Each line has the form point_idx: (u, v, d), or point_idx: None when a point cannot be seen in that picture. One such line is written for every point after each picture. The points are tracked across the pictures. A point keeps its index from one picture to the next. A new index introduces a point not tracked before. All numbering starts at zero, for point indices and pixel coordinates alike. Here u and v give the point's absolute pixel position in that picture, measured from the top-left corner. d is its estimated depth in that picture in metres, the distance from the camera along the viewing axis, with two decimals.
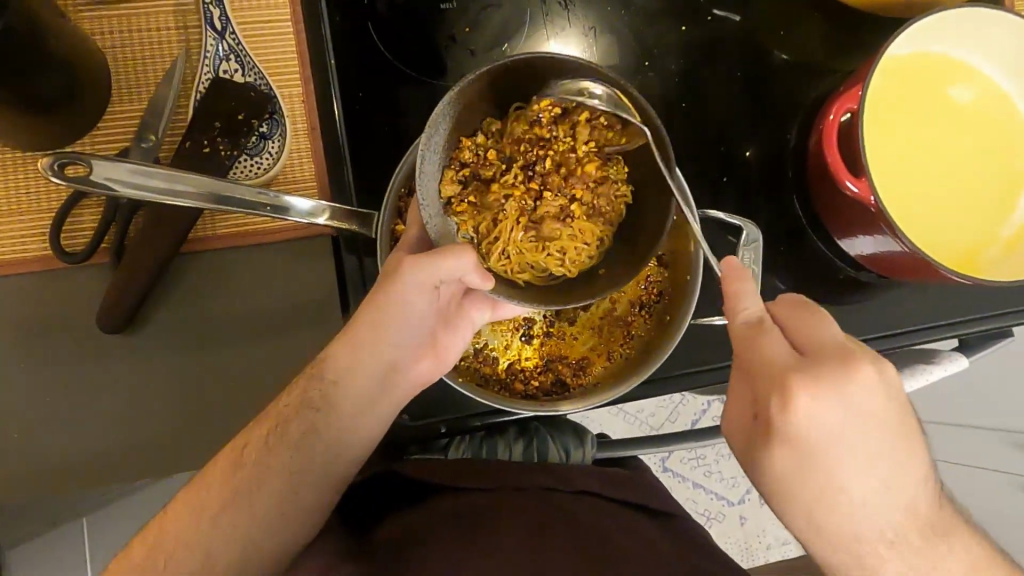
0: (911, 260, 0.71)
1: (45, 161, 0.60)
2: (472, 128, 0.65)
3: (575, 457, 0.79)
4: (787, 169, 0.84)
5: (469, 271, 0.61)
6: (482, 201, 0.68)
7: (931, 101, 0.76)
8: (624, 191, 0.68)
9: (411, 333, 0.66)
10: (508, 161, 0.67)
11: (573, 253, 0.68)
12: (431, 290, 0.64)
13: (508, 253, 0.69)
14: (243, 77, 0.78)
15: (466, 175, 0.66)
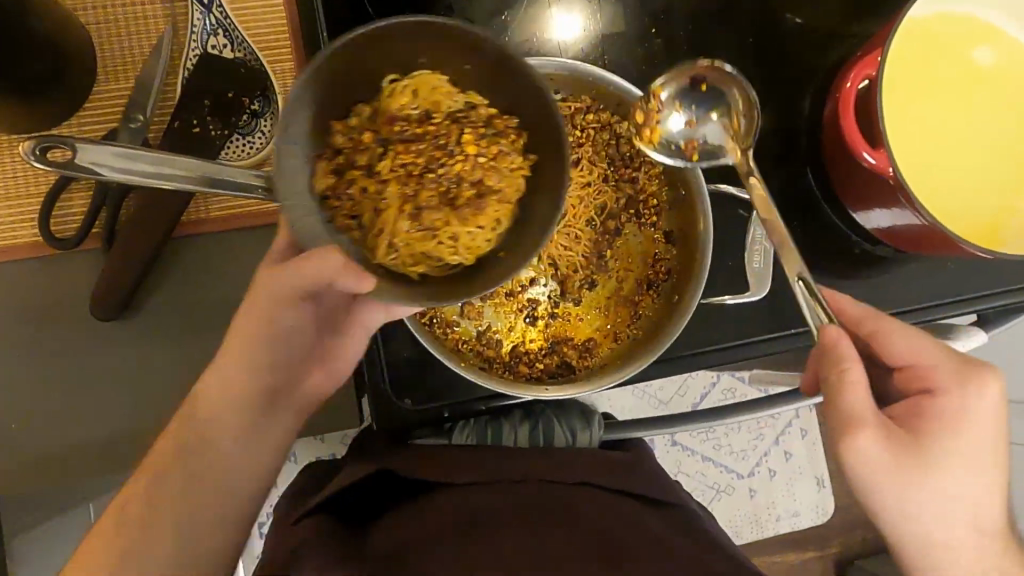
0: (931, 234, 0.68)
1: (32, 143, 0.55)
2: (342, 109, 0.60)
3: (581, 440, 0.77)
4: (801, 139, 0.81)
5: (339, 273, 0.57)
6: (361, 191, 0.61)
7: (949, 65, 0.72)
8: (520, 163, 0.63)
9: (274, 351, 0.67)
10: (382, 146, 0.63)
11: (466, 237, 0.62)
12: (296, 304, 0.63)
13: (396, 248, 0.62)
14: (232, 52, 0.75)
15: (340, 165, 0.60)
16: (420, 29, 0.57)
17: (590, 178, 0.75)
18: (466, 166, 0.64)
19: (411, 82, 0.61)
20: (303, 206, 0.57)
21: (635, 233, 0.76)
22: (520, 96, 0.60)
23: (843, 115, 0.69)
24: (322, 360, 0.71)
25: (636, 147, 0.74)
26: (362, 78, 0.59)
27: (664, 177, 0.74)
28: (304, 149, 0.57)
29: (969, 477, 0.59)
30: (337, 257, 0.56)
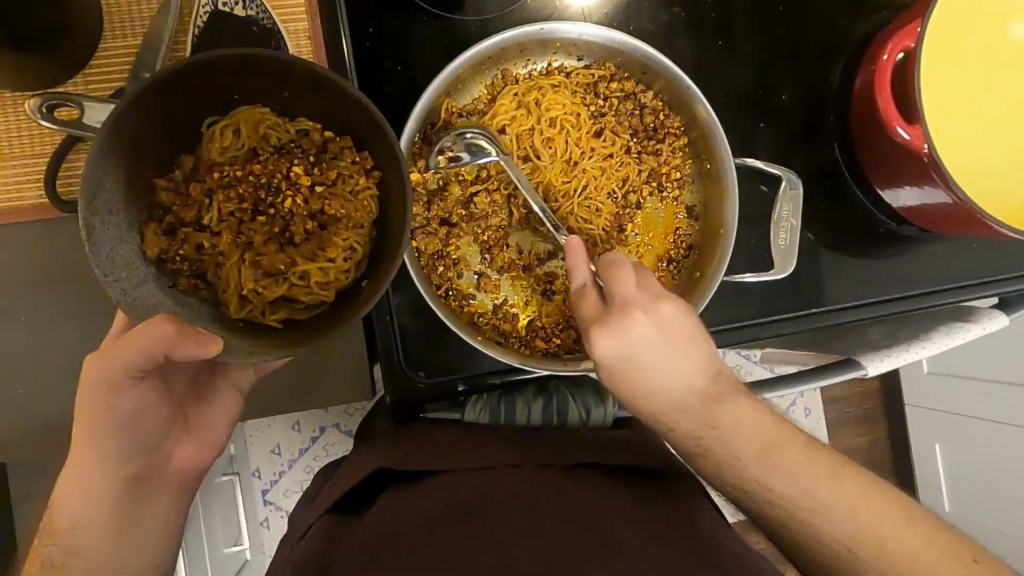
0: (964, 214, 0.66)
1: (31, 103, 0.54)
2: (160, 167, 0.55)
3: (595, 417, 0.77)
4: (829, 113, 0.79)
5: (177, 339, 0.50)
6: (199, 248, 0.57)
7: (989, 39, 0.69)
8: (364, 183, 0.57)
9: (136, 440, 0.59)
10: (210, 195, 0.57)
11: (321, 274, 0.57)
12: (140, 383, 0.56)
13: (248, 296, 0.57)
14: (244, 10, 0.69)
15: (171, 225, 0.55)
16: (255, 67, 0.51)
17: (613, 150, 0.74)
18: (302, 199, 0.58)
19: (231, 122, 0.57)
20: (133, 278, 0.51)
21: (657, 207, 0.74)
22: (348, 115, 0.54)
23: (878, 90, 0.66)
24: (193, 426, 0.66)
25: (661, 118, 0.72)
26: (167, 137, 0.54)
27: (688, 149, 0.72)
28: (126, 216, 0.51)
29: (686, 374, 0.56)
30: (168, 326, 0.50)
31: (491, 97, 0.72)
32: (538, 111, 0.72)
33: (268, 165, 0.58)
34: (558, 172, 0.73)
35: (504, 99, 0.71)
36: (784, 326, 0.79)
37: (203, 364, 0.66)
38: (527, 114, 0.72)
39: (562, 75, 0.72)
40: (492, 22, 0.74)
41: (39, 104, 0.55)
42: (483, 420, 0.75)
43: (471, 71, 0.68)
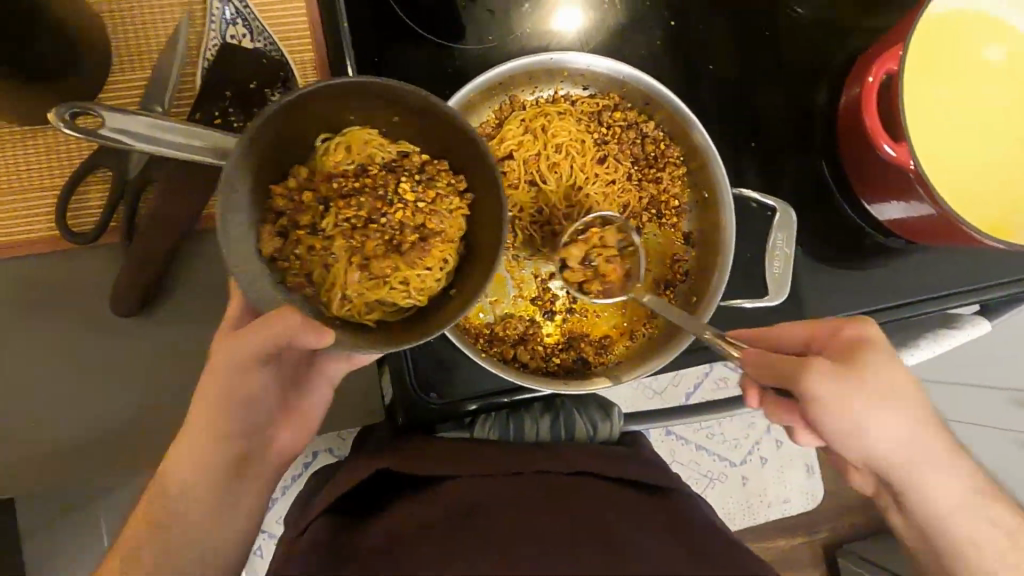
0: (946, 225, 0.69)
1: (54, 111, 0.55)
2: (278, 174, 0.57)
3: (603, 432, 0.77)
4: (815, 131, 0.82)
5: (298, 330, 0.52)
6: (309, 249, 0.59)
7: (960, 61, 0.73)
8: (459, 204, 0.60)
9: (249, 415, 0.63)
10: (323, 202, 0.60)
11: (416, 281, 0.60)
12: (262, 360, 0.58)
13: (348, 298, 0.60)
14: (252, 43, 0.74)
15: (285, 227, 0.57)
16: (376, 93, 0.54)
17: (616, 176, 0.76)
18: (407, 212, 0.61)
19: (343, 140, 0.59)
20: (252, 272, 0.53)
21: (655, 233, 0.76)
22: (453, 145, 0.57)
23: (865, 106, 0.70)
24: (295, 412, 0.69)
25: (662, 148, 0.75)
26: (286, 146, 0.55)
27: (687, 179, 0.75)
28: (251, 215, 0.53)
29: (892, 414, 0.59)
30: (293, 316, 0.51)
31: (498, 121, 0.75)
32: (544, 136, 0.75)
33: (376, 180, 0.61)
34: (562, 197, 0.76)
35: (510, 125, 0.74)
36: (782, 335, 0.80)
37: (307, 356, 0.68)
38: (533, 139, 0.75)
39: (568, 103, 0.75)
40: (493, 49, 0.76)
41: (61, 112, 0.55)
42: (492, 437, 0.74)
43: (482, 96, 0.71)
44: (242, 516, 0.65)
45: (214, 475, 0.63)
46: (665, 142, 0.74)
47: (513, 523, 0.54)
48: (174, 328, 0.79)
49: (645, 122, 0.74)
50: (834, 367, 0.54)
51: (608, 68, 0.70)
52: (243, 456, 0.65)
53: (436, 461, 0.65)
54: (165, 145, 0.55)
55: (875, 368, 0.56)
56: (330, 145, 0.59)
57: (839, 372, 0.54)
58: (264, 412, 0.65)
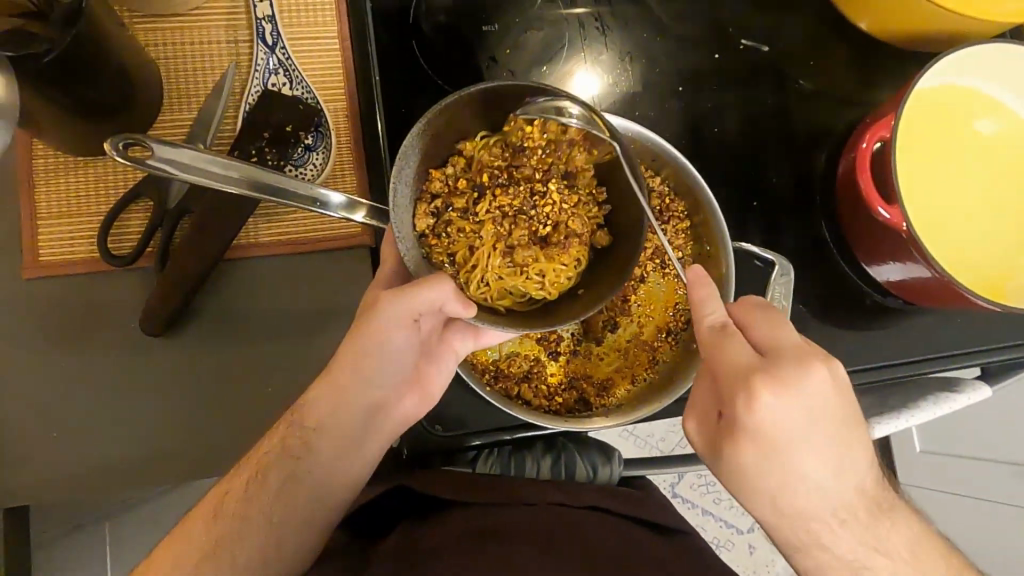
0: (941, 286, 0.71)
1: (108, 142, 0.61)
2: (441, 158, 0.62)
3: (603, 475, 0.78)
4: (815, 194, 0.86)
5: (447, 299, 0.59)
6: (459, 230, 0.65)
7: (955, 132, 0.77)
8: (597, 213, 0.66)
9: (390, 371, 0.66)
10: (479, 189, 0.65)
11: (552, 275, 0.65)
12: (409, 322, 0.62)
13: (486, 280, 0.66)
14: (291, 90, 0.82)
15: (438, 207, 0.63)
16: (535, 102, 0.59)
17: None
18: (553, 209, 0.66)
19: (501, 138, 0.63)
20: (409, 242, 0.61)
21: (659, 282, 0.79)
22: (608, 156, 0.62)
23: (860, 171, 0.74)
24: (422, 379, 0.69)
25: (667, 203, 0.78)
26: (454, 132, 0.61)
27: (691, 233, 0.78)
28: (412, 194, 0.61)
29: (831, 462, 0.57)
30: (447, 283, 0.59)
31: None
32: None
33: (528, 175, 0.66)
34: None
35: None
36: None
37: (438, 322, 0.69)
38: None
39: None
40: None
41: (116, 141, 0.61)
42: (495, 472, 0.76)
43: None
44: (361, 463, 0.67)
45: (349, 419, 0.65)
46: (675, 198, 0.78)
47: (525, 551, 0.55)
48: (196, 355, 0.83)
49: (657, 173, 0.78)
50: (714, 436, 0.59)
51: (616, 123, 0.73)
52: (374, 407, 0.67)
53: (438, 493, 0.65)
54: (205, 175, 0.60)
55: (759, 460, 0.56)
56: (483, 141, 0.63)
57: (703, 440, 0.61)
58: (396, 372, 0.66)
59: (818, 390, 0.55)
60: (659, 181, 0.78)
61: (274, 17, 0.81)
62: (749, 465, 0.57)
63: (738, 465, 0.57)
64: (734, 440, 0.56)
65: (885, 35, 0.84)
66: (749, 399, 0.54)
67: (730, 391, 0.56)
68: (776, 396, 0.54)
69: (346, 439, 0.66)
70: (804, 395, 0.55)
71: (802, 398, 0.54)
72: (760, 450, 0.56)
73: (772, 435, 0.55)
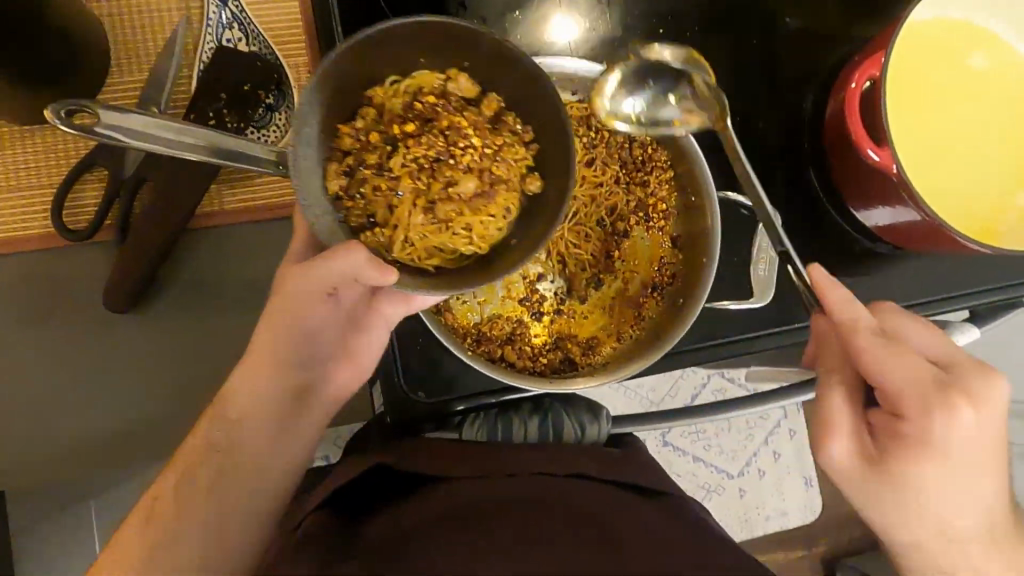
0: (932, 230, 0.69)
1: (49, 109, 0.57)
2: (349, 112, 0.58)
3: (590, 434, 0.77)
4: (804, 138, 0.83)
5: (362, 267, 0.55)
6: (375, 189, 0.61)
7: (946, 68, 0.74)
8: (524, 154, 0.62)
9: (311, 346, 0.69)
10: (392, 143, 0.62)
11: (480, 226, 0.62)
12: (322, 297, 0.64)
13: (410, 240, 0.62)
14: (248, 46, 0.76)
15: (351, 165, 0.59)
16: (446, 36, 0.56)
17: (603, 179, 0.76)
18: (472, 157, 0.63)
19: (413, 83, 0.61)
20: (319, 207, 0.55)
21: (643, 236, 0.77)
22: (522, 89, 0.59)
23: (849, 113, 0.71)
24: (352, 352, 0.71)
25: (649, 152, 0.75)
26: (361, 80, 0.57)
27: (675, 183, 0.75)
28: (318, 153, 0.56)
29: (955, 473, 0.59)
30: (358, 250, 0.55)
31: None
32: None
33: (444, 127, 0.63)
34: None
35: None
36: (764, 341, 0.80)
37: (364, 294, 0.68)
38: None
39: None
40: None
41: (56, 109, 0.56)
42: (481, 438, 0.73)
43: None
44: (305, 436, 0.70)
45: (277, 400, 0.68)
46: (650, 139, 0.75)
47: (510, 520, 0.54)
48: None
49: None
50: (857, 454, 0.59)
51: (572, 66, 0.71)
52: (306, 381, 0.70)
53: (421, 462, 0.63)
54: (156, 143, 0.56)
55: (934, 473, 0.57)
56: (393, 91, 0.60)
57: (850, 465, 0.60)
58: (320, 347, 0.69)
59: (998, 399, 0.57)
60: (641, 129, 0.75)
61: None
62: (924, 479, 0.58)
63: (905, 482, 0.58)
64: (904, 457, 0.57)
65: None
66: (949, 414, 0.55)
67: (917, 406, 0.56)
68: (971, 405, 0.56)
69: (279, 417, 0.69)
70: (993, 404, 0.57)
71: (966, 417, 0.55)
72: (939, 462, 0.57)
73: (944, 449, 0.56)
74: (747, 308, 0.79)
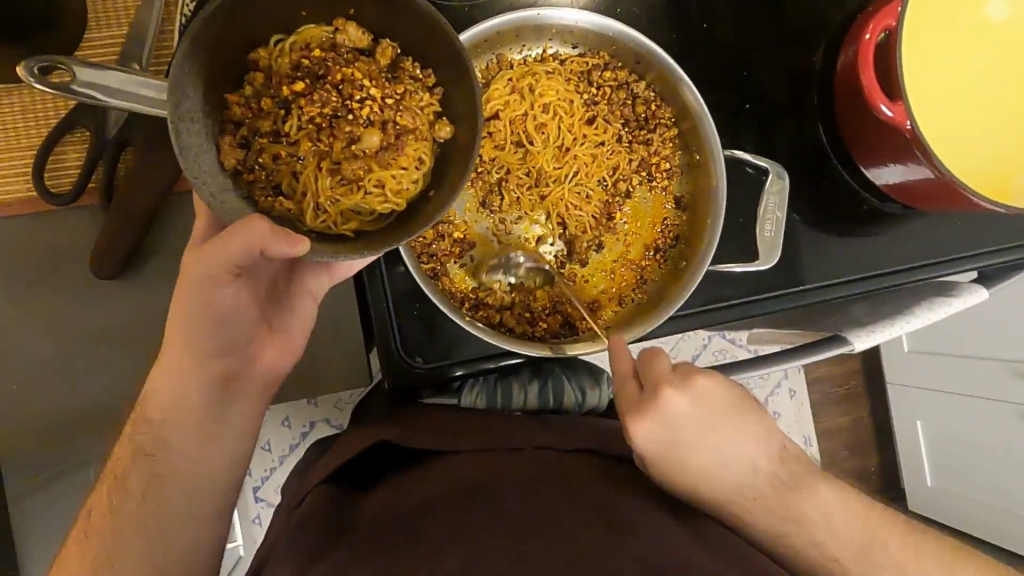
0: (945, 190, 0.67)
1: (24, 65, 0.53)
2: (235, 79, 0.53)
3: (591, 399, 0.77)
4: (812, 93, 0.80)
5: (266, 239, 0.47)
6: (275, 158, 0.56)
7: (962, 18, 0.70)
8: (429, 100, 0.57)
9: (225, 334, 0.58)
10: (284, 105, 0.57)
11: (393, 182, 0.57)
12: (231, 280, 0.54)
13: (322, 206, 0.57)
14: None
15: (245, 136, 0.54)
16: None
17: (604, 139, 0.75)
18: (373, 109, 0.57)
19: (297, 39, 0.55)
20: (216, 185, 0.50)
21: (645, 197, 0.75)
22: (412, 30, 0.53)
23: (862, 66, 0.67)
24: (277, 329, 0.63)
25: (653, 109, 0.73)
26: (242, 44, 0.52)
27: (679, 142, 0.73)
28: (205, 126, 0.50)
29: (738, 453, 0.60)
30: (258, 223, 0.47)
31: (485, 81, 0.72)
32: (531, 97, 0.73)
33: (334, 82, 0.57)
34: (550, 158, 0.74)
35: (498, 84, 0.72)
36: (766, 305, 0.79)
37: (281, 270, 0.62)
38: (520, 100, 0.73)
39: (557, 63, 0.73)
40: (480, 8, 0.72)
41: (31, 66, 0.53)
42: (481, 403, 0.72)
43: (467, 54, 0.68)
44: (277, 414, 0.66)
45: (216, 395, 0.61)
46: (642, 88, 0.72)
47: (508, 493, 0.53)
48: None
49: (638, 77, 0.72)
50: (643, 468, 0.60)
51: (562, 17, 0.67)
52: (231, 371, 0.61)
53: (416, 435, 0.62)
54: (137, 100, 0.54)
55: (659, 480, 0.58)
56: (272, 54, 0.54)
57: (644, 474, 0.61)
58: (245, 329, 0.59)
59: (679, 408, 0.56)
60: (640, 81, 0.72)
61: None
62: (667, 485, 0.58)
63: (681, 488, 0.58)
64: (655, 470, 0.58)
65: None
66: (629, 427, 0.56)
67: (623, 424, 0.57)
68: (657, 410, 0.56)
69: (217, 412, 0.61)
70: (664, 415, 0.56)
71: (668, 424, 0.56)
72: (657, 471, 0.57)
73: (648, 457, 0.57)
74: (750, 271, 0.77)
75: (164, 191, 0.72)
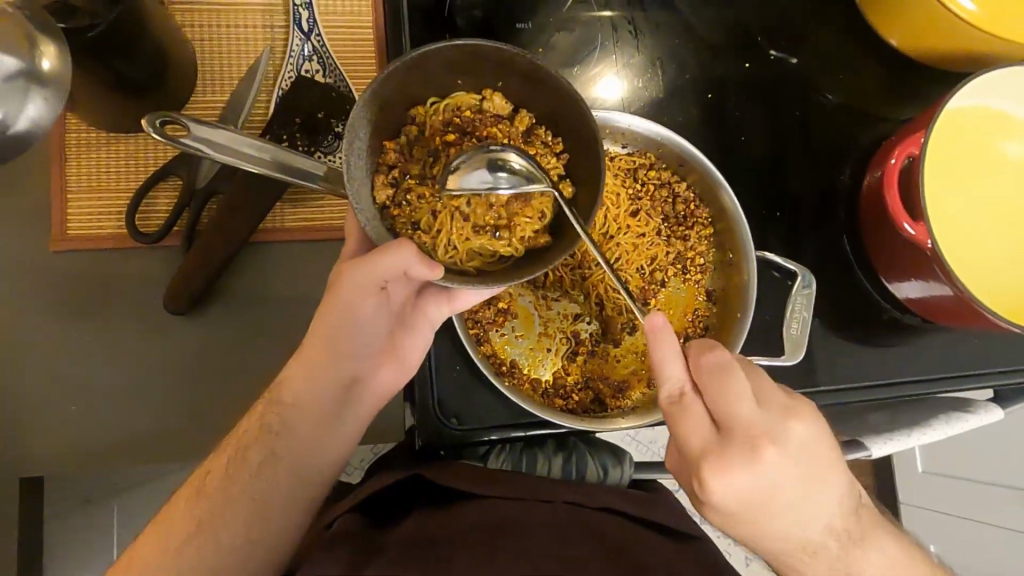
0: (964, 306, 0.71)
1: (145, 119, 0.61)
2: (394, 129, 0.61)
3: (613, 476, 0.78)
4: (839, 207, 0.86)
5: (412, 263, 0.56)
6: (420, 198, 0.62)
7: (983, 154, 0.75)
8: (556, 164, 0.62)
9: (362, 343, 0.67)
10: (434, 154, 0.63)
11: (518, 230, 0.62)
12: (375, 291, 0.63)
13: (452, 244, 0.63)
14: (324, 76, 0.87)
15: (397, 177, 0.61)
16: (477, 60, 0.58)
17: (645, 231, 0.80)
18: None
19: (451, 103, 0.62)
20: (369, 215, 0.58)
21: (678, 287, 0.80)
22: (547, 100, 0.60)
23: (888, 186, 0.72)
24: (396, 351, 0.69)
25: (691, 208, 0.79)
26: (405, 103, 0.60)
27: (713, 240, 0.79)
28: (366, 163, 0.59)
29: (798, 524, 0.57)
30: (407, 246, 0.56)
31: None
32: None
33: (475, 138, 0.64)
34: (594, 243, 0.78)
35: None
36: None
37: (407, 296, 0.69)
38: None
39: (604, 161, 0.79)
40: None
41: (152, 119, 0.61)
42: (507, 468, 0.75)
43: None
44: (314, 457, 0.68)
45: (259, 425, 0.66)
46: (689, 183, 0.78)
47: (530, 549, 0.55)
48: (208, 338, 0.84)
49: (682, 178, 0.79)
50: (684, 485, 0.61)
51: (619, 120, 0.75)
52: (346, 386, 0.69)
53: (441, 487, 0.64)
54: (237, 156, 0.60)
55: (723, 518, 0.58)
56: (427, 112, 0.62)
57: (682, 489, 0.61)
58: (367, 347, 0.68)
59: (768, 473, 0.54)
60: (688, 179, 0.78)
61: (310, 4, 0.87)
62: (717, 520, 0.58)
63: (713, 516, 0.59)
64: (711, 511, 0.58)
65: (919, 56, 0.83)
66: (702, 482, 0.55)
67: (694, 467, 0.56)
68: (725, 478, 0.54)
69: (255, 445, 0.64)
70: (755, 478, 0.54)
71: (753, 482, 0.54)
72: (722, 515, 0.57)
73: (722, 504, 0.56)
74: (775, 365, 0.80)
75: (254, 226, 0.81)
